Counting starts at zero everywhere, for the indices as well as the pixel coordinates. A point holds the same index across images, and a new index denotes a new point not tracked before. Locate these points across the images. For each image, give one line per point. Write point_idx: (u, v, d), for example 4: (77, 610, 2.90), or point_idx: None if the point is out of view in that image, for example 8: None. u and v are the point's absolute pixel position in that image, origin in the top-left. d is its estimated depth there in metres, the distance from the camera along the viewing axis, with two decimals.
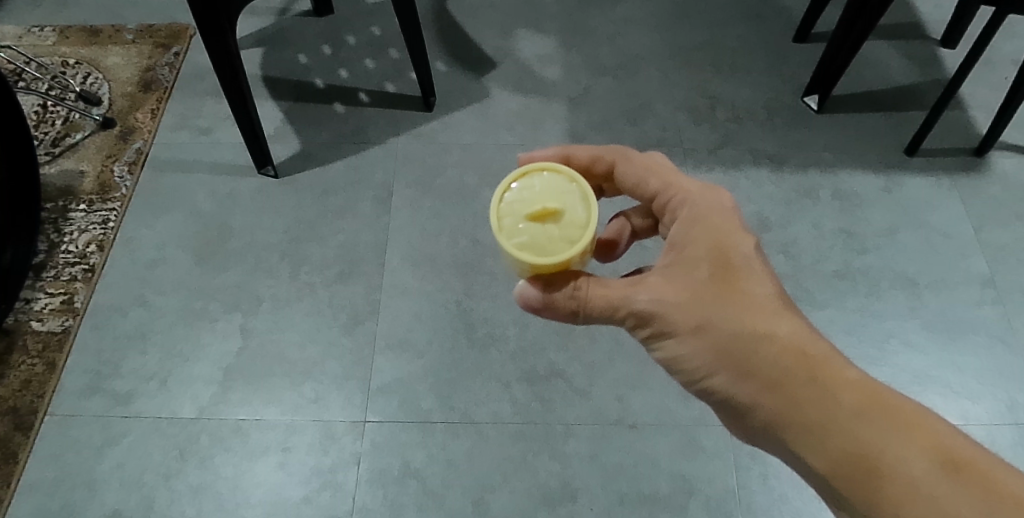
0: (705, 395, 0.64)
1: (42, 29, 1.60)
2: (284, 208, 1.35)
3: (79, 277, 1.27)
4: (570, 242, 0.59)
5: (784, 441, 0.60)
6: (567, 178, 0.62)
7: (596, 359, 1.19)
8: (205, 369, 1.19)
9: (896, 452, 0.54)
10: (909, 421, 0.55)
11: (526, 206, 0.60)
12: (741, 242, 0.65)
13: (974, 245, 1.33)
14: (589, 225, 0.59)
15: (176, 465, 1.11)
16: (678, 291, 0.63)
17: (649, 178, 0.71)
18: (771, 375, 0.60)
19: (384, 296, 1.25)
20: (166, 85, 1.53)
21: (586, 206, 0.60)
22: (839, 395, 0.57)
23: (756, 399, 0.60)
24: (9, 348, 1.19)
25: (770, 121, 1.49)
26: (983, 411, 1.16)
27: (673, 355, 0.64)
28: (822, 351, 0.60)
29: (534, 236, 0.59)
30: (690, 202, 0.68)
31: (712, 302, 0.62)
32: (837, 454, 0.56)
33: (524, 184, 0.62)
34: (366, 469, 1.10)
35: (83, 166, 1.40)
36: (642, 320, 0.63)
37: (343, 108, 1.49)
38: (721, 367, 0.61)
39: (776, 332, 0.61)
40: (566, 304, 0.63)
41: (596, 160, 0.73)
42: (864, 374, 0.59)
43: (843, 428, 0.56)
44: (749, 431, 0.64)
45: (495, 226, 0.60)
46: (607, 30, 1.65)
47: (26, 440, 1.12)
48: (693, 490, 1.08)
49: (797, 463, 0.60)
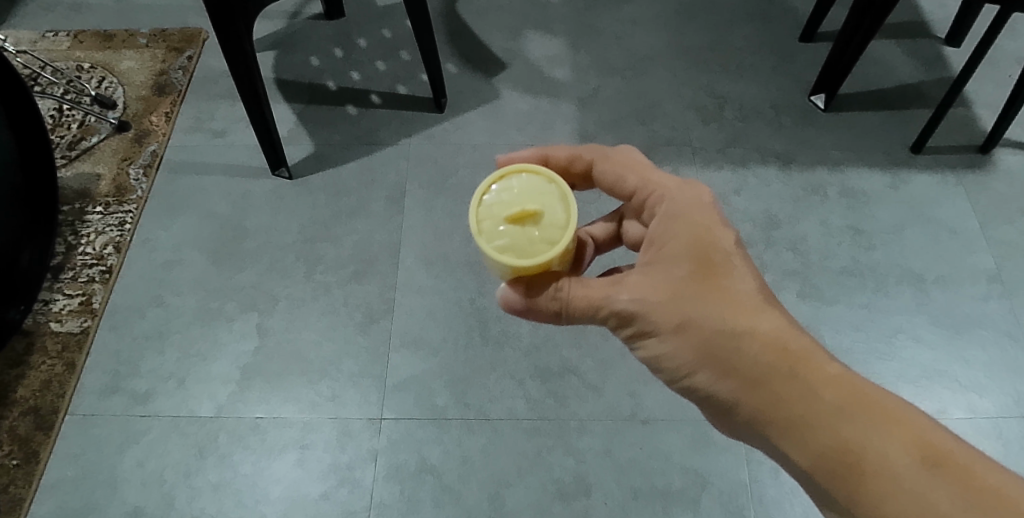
0: (688, 393, 0.66)
1: (57, 34, 1.62)
2: (298, 209, 1.37)
3: (97, 278, 1.29)
4: (550, 244, 0.61)
5: (767, 437, 0.61)
6: (545, 178, 0.64)
7: (609, 356, 1.21)
8: (223, 368, 1.20)
9: (877, 447, 0.56)
10: (889, 416, 0.57)
11: (505, 208, 0.62)
12: (722, 237, 0.66)
13: (980, 241, 1.34)
14: (568, 226, 0.61)
15: (196, 463, 1.12)
16: (659, 290, 0.64)
17: (628, 176, 0.73)
18: (754, 372, 0.61)
19: (398, 295, 1.27)
20: (180, 88, 1.55)
21: (565, 206, 0.62)
22: (821, 391, 0.59)
23: (738, 396, 0.62)
24: (29, 349, 1.21)
25: (778, 120, 1.51)
26: (991, 404, 1.17)
27: (656, 354, 0.65)
28: (803, 347, 0.62)
29: (515, 240, 0.61)
30: (669, 197, 0.69)
31: (694, 300, 0.63)
32: (821, 450, 0.58)
33: (503, 186, 0.64)
34: (383, 466, 1.12)
35: (100, 169, 1.42)
36: (625, 320, 0.65)
37: (355, 110, 1.51)
38: (703, 366, 0.63)
39: (757, 330, 0.62)
40: (549, 305, 0.65)
41: (574, 159, 0.74)
42: (845, 369, 0.61)
43: (826, 425, 0.58)
44: (732, 428, 0.65)
45: (475, 229, 0.62)
46: (615, 31, 1.67)
47: (47, 439, 1.13)
48: (705, 484, 1.10)
49: (780, 458, 0.62)
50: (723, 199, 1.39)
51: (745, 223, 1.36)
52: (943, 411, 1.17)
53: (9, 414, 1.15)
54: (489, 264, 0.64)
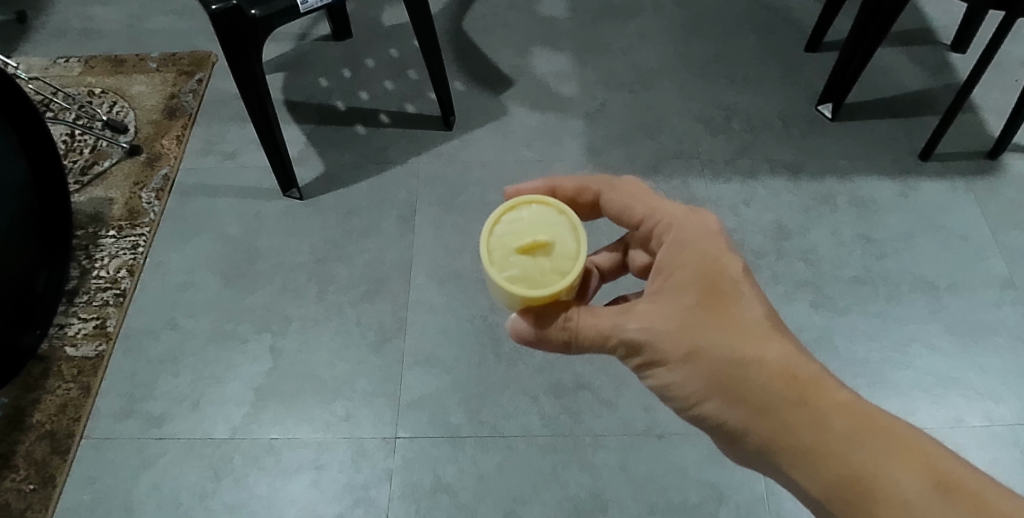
0: (698, 421, 0.65)
1: (68, 60, 1.64)
2: (309, 230, 1.38)
3: (112, 302, 1.30)
4: (561, 274, 0.61)
5: (778, 466, 0.61)
6: (555, 210, 0.65)
7: (623, 370, 1.20)
8: (237, 389, 1.21)
9: (888, 474, 0.55)
10: (899, 443, 0.56)
11: (515, 239, 0.63)
12: (729, 265, 0.66)
13: (992, 247, 1.34)
14: (579, 257, 0.62)
15: (211, 485, 1.12)
16: (667, 319, 0.64)
17: (635, 205, 0.73)
18: (763, 401, 0.61)
19: (410, 313, 1.27)
20: (190, 112, 1.56)
21: (575, 237, 0.63)
22: (831, 418, 0.58)
23: (750, 425, 0.61)
24: (44, 373, 1.21)
25: (785, 131, 1.51)
26: (1007, 411, 1.16)
27: (666, 383, 0.65)
28: (812, 374, 0.61)
29: (525, 270, 0.61)
30: (676, 226, 0.69)
31: (702, 328, 0.63)
32: (832, 479, 0.57)
33: (513, 217, 0.65)
34: (398, 484, 1.11)
35: (112, 193, 1.43)
36: (634, 349, 0.65)
37: (365, 129, 1.52)
38: (713, 395, 0.63)
39: (765, 357, 0.62)
40: (558, 336, 0.66)
41: (581, 191, 0.74)
42: (855, 395, 0.60)
43: (836, 452, 0.57)
44: (743, 457, 0.64)
45: (486, 259, 0.62)
46: (621, 45, 1.68)
47: (63, 463, 1.14)
48: (723, 497, 1.09)
49: (793, 487, 0.61)
50: (733, 211, 1.39)
51: (755, 234, 1.36)
52: (958, 419, 1.16)
53: (24, 439, 1.15)
54: (501, 296, 0.65)
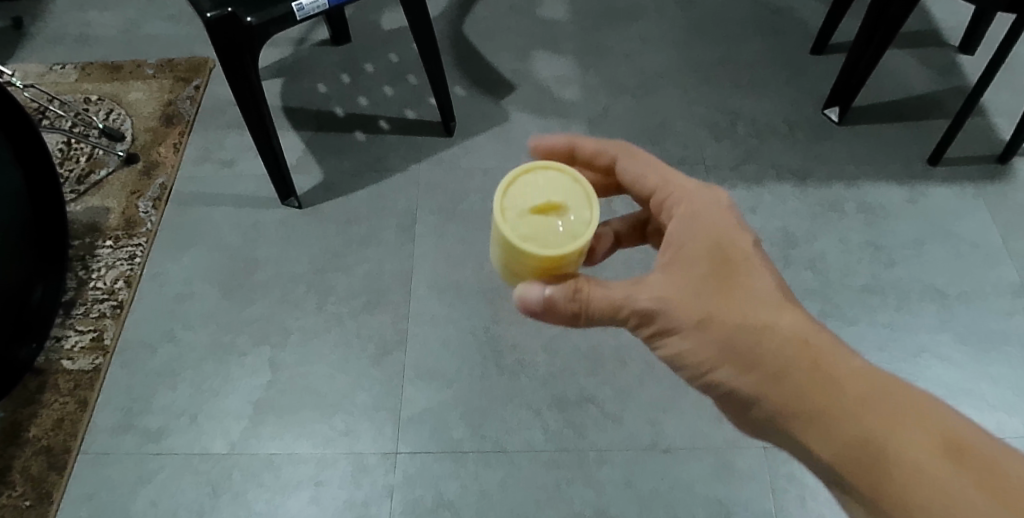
0: (707, 389, 0.64)
1: (64, 67, 1.62)
2: (308, 240, 1.36)
3: (108, 314, 1.28)
4: (572, 239, 0.59)
5: (788, 431, 0.60)
6: (571, 177, 0.62)
7: (627, 383, 1.18)
8: (236, 403, 1.19)
9: (899, 440, 0.54)
10: (910, 409, 0.55)
11: (529, 201, 0.61)
12: (740, 237, 0.64)
13: (1003, 254, 1.31)
14: (592, 225, 0.59)
15: (210, 502, 1.11)
16: (679, 289, 0.62)
17: (648, 174, 0.70)
18: (775, 366, 0.59)
19: (411, 325, 1.25)
20: (188, 119, 1.54)
21: (590, 206, 0.61)
22: (842, 384, 0.57)
23: (761, 391, 0.60)
24: (41, 388, 1.20)
25: (791, 136, 1.49)
26: (1020, 424, 1.14)
27: (675, 352, 0.62)
28: (826, 340, 0.60)
29: (536, 231, 0.59)
30: (688, 198, 0.67)
31: (714, 297, 0.61)
32: (842, 443, 0.56)
33: (528, 179, 0.62)
34: (399, 501, 1.09)
35: (109, 202, 1.41)
36: (645, 319, 0.62)
37: (364, 136, 1.50)
38: (724, 361, 0.61)
39: (777, 324, 0.60)
40: (568, 308, 0.62)
41: (598, 155, 0.72)
42: (865, 363, 0.59)
43: (848, 417, 0.56)
44: (750, 422, 0.63)
45: (498, 217, 0.60)
46: (624, 49, 1.66)
47: (60, 479, 1.12)
48: (730, 513, 1.07)
49: (801, 453, 0.60)
50: (739, 218, 1.37)
51: (761, 242, 1.34)
52: None
53: (20, 455, 1.13)
54: (507, 258, 0.62)
